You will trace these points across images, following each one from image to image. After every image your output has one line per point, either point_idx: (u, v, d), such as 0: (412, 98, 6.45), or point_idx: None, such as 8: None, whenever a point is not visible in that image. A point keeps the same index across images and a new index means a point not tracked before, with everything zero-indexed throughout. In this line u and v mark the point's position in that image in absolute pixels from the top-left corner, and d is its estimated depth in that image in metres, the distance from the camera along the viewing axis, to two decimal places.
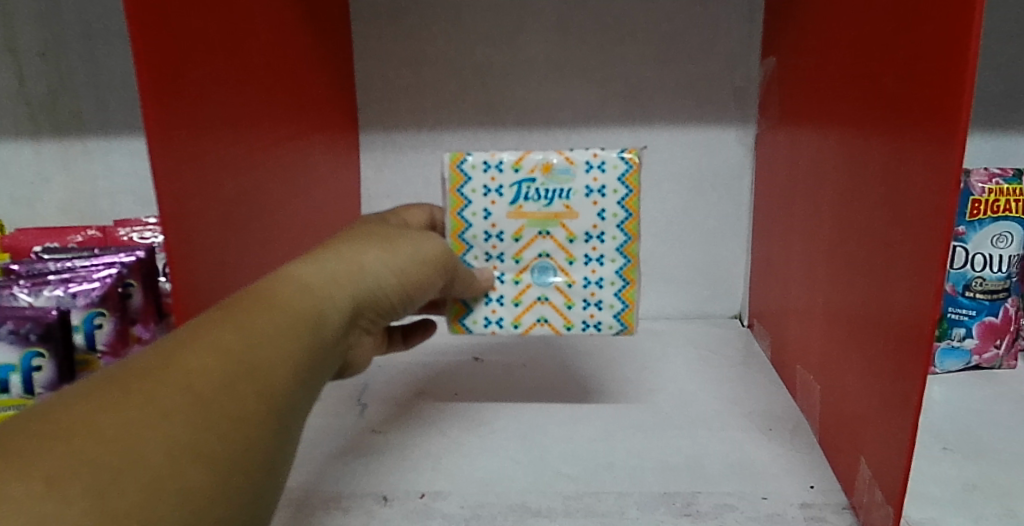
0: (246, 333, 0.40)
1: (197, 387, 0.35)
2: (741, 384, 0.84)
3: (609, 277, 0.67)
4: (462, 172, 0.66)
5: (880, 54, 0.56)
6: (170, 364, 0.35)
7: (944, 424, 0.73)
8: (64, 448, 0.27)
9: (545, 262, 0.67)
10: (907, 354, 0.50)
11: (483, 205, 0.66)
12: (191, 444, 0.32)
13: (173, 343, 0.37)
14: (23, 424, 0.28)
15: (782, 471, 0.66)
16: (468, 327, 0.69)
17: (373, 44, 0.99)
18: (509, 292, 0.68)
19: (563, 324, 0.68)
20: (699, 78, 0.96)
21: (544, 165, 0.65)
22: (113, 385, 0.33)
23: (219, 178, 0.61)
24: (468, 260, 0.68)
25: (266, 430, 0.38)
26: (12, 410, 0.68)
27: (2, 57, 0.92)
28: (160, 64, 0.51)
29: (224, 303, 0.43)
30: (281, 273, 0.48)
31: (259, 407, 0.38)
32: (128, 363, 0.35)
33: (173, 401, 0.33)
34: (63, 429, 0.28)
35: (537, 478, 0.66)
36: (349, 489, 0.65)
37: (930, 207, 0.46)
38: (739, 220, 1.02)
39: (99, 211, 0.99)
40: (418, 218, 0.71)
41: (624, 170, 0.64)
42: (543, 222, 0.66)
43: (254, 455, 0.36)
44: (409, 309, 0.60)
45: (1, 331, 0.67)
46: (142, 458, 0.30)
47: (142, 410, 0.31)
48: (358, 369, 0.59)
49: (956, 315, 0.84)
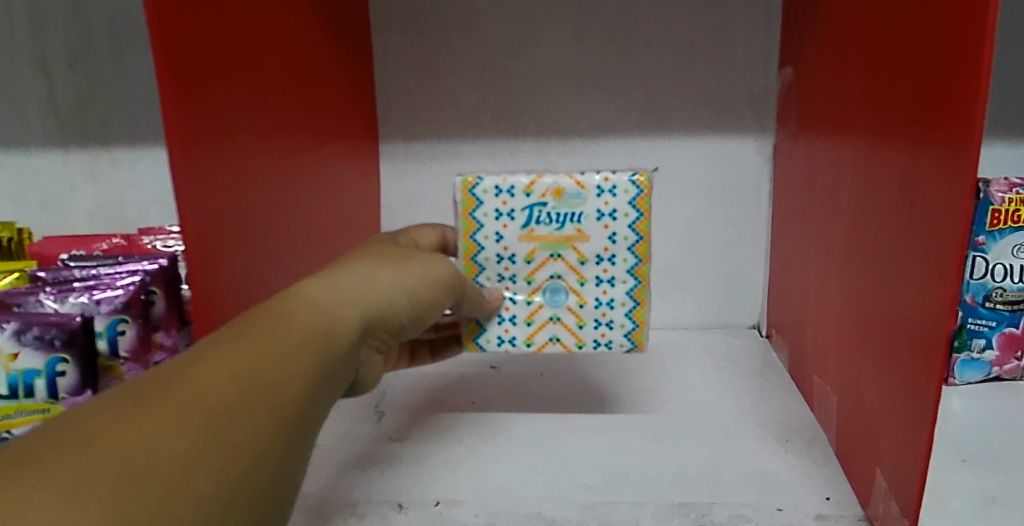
0: (259, 351, 0.41)
1: (211, 402, 0.36)
2: (759, 395, 0.84)
3: (620, 297, 0.67)
4: (474, 197, 0.66)
5: (898, 67, 0.55)
6: (185, 379, 0.36)
7: (964, 436, 0.72)
8: (80, 458, 0.29)
9: (557, 283, 0.68)
10: (923, 368, 0.50)
11: (494, 228, 0.67)
12: (205, 457, 0.33)
13: (189, 358, 0.39)
14: (43, 435, 0.30)
15: (799, 482, 0.66)
16: (482, 345, 0.70)
17: (393, 54, 1.00)
18: (521, 312, 0.69)
19: (575, 343, 0.69)
20: (716, 86, 0.96)
21: (555, 190, 0.65)
22: (131, 397, 0.34)
23: (240, 189, 0.62)
24: (480, 281, 0.69)
25: (277, 446, 0.39)
26: (38, 413, 0.70)
27: (33, 69, 0.94)
28: (181, 73, 0.52)
29: (238, 322, 0.44)
30: (294, 291, 0.50)
31: (271, 423, 0.39)
32: (145, 376, 0.37)
33: (188, 413, 0.34)
34: (80, 438, 0.30)
35: (553, 487, 0.66)
36: (365, 496, 0.66)
37: (947, 218, 0.46)
38: (758, 230, 1.01)
39: (125, 220, 1.01)
40: (429, 238, 0.72)
41: (636, 194, 0.65)
42: (555, 245, 0.67)
43: (266, 469, 0.37)
44: (419, 327, 0.61)
45: (27, 336, 0.68)
46: (158, 468, 0.31)
47: (158, 422, 0.33)
48: (368, 386, 0.60)
49: (976, 325, 0.83)
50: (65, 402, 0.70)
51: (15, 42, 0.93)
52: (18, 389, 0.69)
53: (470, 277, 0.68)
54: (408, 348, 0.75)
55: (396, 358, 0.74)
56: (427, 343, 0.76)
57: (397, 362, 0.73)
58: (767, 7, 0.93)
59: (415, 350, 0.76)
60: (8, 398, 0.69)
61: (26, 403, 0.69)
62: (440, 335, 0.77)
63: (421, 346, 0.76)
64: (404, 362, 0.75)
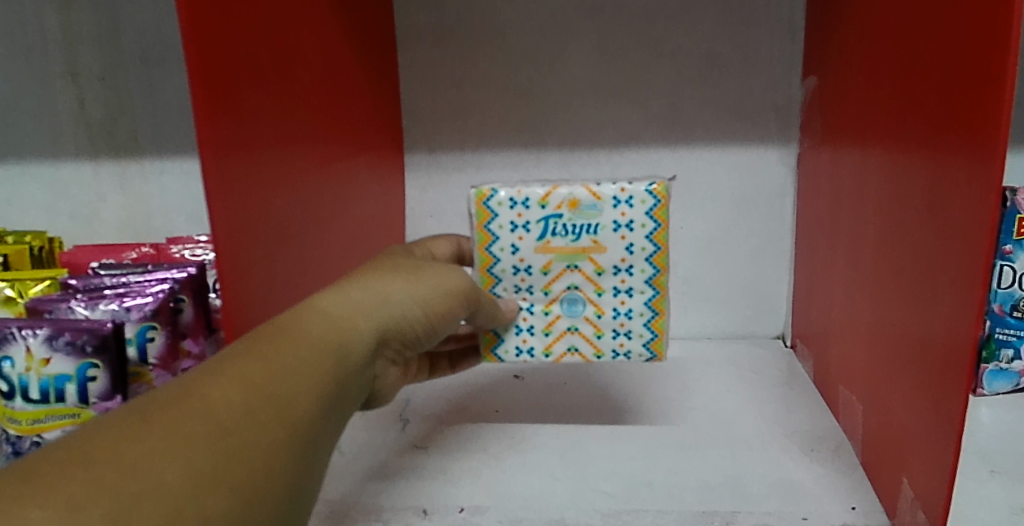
0: (269, 366, 0.43)
1: (219, 417, 0.38)
2: (784, 404, 0.83)
3: (637, 308, 0.68)
4: (489, 209, 0.66)
5: (923, 76, 0.55)
6: (196, 394, 0.38)
7: (994, 447, 0.71)
8: (87, 474, 0.31)
9: (574, 294, 0.68)
10: (951, 377, 0.49)
11: (510, 240, 0.67)
12: (213, 471, 0.35)
13: (203, 373, 0.41)
14: (57, 449, 0.32)
15: (824, 491, 0.66)
16: (500, 356, 0.71)
17: (416, 66, 1.02)
18: (539, 323, 0.69)
19: (593, 353, 0.69)
20: (739, 97, 0.97)
21: (571, 201, 0.65)
22: (143, 415, 0.36)
23: (269, 197, 0.63)
24: (497, 292, 0.69)
25: (288, 459, 0.41)
26: (68, 418, 0.71)
27: (66, 83, 0.97)
28: (215, 84, 0.53)
29: (251, 336, 0.46)
30: (306, 305, 0.52)
31: (280, 436, 0.41)
32: (160, 392, 0.39)
33: (197, 429, 0.36)
34: (90, 454, 0.32)
35: (576, 494, 0.66)
36: (390, 502, 0.66)
37: (975, 223, 0.46)
38: (782, 239, 1.01)
39: (154, 229, 1.03)
40: (444, 249, 0.73)
41: (652, 205, 0.65)
42: (571, 256, 0.67)
43: (275, 481, 0.39)
44: (434, 339, 0.62)
45: (60, 342, 0.70)
46: (165, 482, 0.32)
47: (167, 438, 0.35)
48: (384, 398, 0.61)
49: (1003, 335, 0.83)
50: (95, 407, 0.71)
51: (48, 57, 0.96)
52: (49, 393, 0.70)
53: (486, 289, 0.69)
54: (427, 361, 0.75)
55: (416, 371, 0.75)
56: (446, 355, 0.77)
57: (417, 375, 0.74)
58: (790, 17, 0.93)
59: (434, 363, 0.76)
60: (39, 403, 0.70)
61: (56, 407, 0.70)
62: (457, 346, 0.78)
63: (440, 358, 0.76)
64: (423, 374, 0.75)
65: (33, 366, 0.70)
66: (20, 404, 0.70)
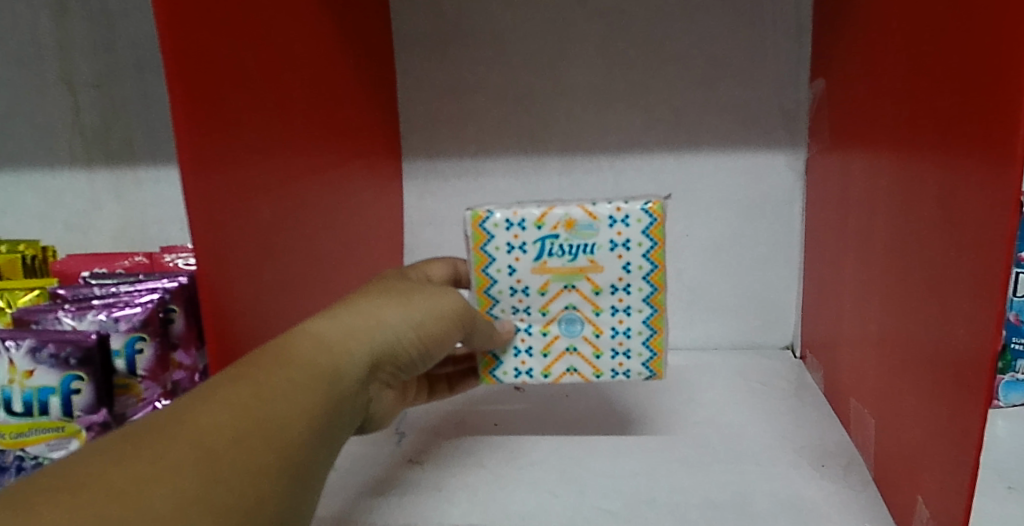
0: (261, 389, 0.41)
1: (208, 442, 0.36)
2: (792, 418, 0.81)
3: (636, 326, 0.65)
4: (485, 231, 0.64)
5: (933, 81, 0.53)
6: (184, 420, 0.36)
7: (1012, 461, 0.69)
8: (69, 502, 0.29)
9: (572, 314, 0.66)
10: (966, 392, 0.47)
11: (507, 262, 0.64)
12: (201, 498, 0.33)
13: (191, 400, 0.39)
14: (39, 479, 0.31)
15: (834, 509, 0.63)
16: (499, 378, 0.68)
17: (414, 73, 1.01)
18: (537, 343, 0.67)
19: (592, 373, 0.67)
20: (743, 102, 0.95)
21: (567, 221, 0.63)
22: (130, 440, 0.34)
23: (255, 206, 0.61)
24: (494, 314, 0.67)
25: (280, 486, 0.38)
26: (52, 432, 0.69)
27: (61, 90, 0.96)
28: (198, 89, 0.51)
29: (242, 360, 0.44)
30: (299, 329, 0.50)
31: (274, 461, 0.38)
32: (147, 420, 0.37)
33: (184, 454, 0.34)
34: (73, 483, 0.30)
35: (575, 513, 0.64)
36: (382, 520, 0.64)
37: (988, 236, 0.44)
38: (789, 247, 0.99)
39: (148, 238, 1.01)
40: (441, 271, 0.71)
41: (649, 223, 0.63)
42: (568, 276, 0.64)
43: (265, 509, 0.37)
44: (431, 362, 0.60)
45: (43, 354, 0.68)
46: (150, 510, 0.31)
47: (153, 464, 0.33)
48: (378, 424, 0.59)
49: (1020, 345, 0.80)
50: (79, 420, 0.69)
51: (43, 64, 0.95)
52: (33, 406, 0.68)
53: (484, 310, 0.67)
54: (427, 383, 0.74)
55: (415, 393, 0.73)
56: (445, 378, 0.75)
57: (416, 398, 0.72)
58: (796, 21, 0.92)
59: (433, 385, 0.75)
60: (22, 416, 0.69)
61: (41, 420, 0.69)
62: (457, 368, 0.76)
63: (439, 380, 0.75)
64: (422, 397, 0.74)
65: (16, 378, 0.68)
66: (4, 417, 0.69)
